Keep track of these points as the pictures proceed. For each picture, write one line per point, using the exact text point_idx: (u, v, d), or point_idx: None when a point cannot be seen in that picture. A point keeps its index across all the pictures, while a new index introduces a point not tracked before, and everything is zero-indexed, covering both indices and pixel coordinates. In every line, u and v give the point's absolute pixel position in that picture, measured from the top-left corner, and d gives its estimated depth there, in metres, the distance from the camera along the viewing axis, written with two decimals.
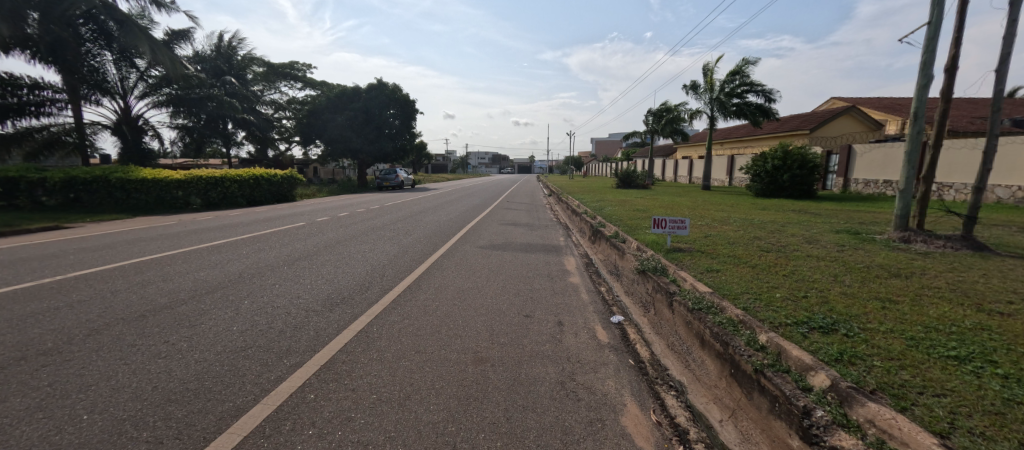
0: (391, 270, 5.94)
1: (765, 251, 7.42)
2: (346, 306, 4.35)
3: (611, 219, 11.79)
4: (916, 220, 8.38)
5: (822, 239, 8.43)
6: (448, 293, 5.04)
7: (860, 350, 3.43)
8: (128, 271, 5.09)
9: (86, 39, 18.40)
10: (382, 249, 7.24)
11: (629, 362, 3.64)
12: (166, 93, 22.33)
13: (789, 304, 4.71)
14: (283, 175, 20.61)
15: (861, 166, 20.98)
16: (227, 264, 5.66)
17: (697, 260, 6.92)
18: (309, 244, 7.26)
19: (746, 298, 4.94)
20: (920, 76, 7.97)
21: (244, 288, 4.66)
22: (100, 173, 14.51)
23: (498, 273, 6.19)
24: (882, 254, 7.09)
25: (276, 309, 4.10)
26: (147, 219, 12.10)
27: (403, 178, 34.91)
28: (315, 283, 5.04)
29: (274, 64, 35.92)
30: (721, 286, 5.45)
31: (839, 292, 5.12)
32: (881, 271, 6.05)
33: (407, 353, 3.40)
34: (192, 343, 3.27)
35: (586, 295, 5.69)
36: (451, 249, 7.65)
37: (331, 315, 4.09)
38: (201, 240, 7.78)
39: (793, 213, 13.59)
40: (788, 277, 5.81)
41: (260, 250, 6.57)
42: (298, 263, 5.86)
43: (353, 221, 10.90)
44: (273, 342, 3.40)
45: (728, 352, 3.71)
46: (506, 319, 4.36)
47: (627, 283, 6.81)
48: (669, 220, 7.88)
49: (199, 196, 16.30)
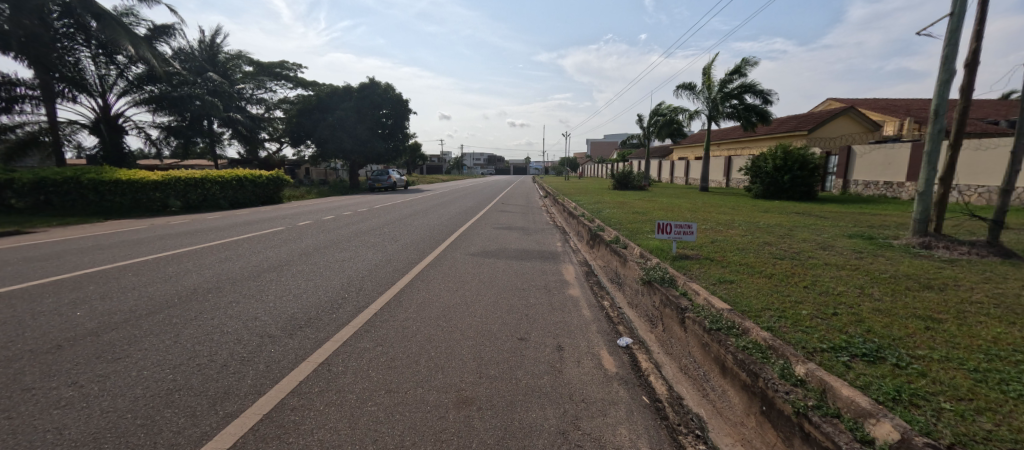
0: (369, 283, 5.30)
1: (778, 259, 6.88)
2: (309, 329, 3.72)
3: (610, 222, 11.23)
4: (935, 224, 7.85)
5: (836, 245, 7.91)
6: (432, 311, 4.43)
7: (921, 388, 2.85)
8: (64, 288, 4.44)
9: (61, 34, 17.59)
10: (363, 258, 6.60)
11: (644, 402, 3.05)
12: (147, 91, 21.54)
13: (818, 323, 4.14)
14: (269, 176, 19.80)
15: (860, 167, 20.61)
16: (183, 278, 4.98)
17: (707, 268, 6.38)
18: (283, 252, 6.63)
19: (769, 316, 4.37)
20: (941, 71, 7.48)
21: (194, 308, 4.02)
22: (72, 174, 13.71)
23: (490, 286, 5.58)
24: (906, 262, 6.55)
25: (224, 336, 3.46)
26: (118, 222, 11.41)
27: (395, 179, 34.20)
28: (279, 300, 4.39)
29: (263, 64, 35.27)
30: (738, 301, 4.86)
31: (872, 308, 4.54)
32: (910, 283, 5.50)
33: (374, 394, 2.77)
34: (106, 386, 2.65)
35: (587, 311, 5.09)
36: (439, 257, 7.08)
37: (290, 342, 3.45)
38: (165, 247, 7.10)
39: (798, 216, 13.12)
40: (810, 289, 5.25)
41: (225, 260, 5.90)
42: (265, 276, 5.23)
43: (338, 225, 10.26)
44: (210, 381, 2.77)
45: (758, 386, 3.13)
46: (497, 344, 3.75)
47: (630, 294, 6.22)
48: (674, 225, 7.33)
49: (178, 198, 15.53)
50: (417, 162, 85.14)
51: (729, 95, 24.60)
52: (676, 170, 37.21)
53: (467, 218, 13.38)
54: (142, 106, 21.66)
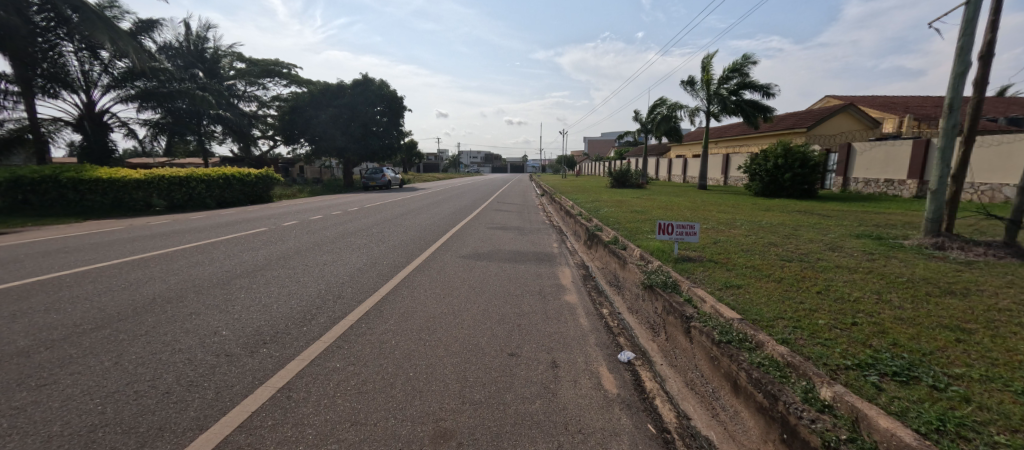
0: (349, 289, 4.91)
1: (786, 261, 6.52)
2: (273, 346, 3.32)
3: (608, 222, 10.88)
4: (947, 223, 7.50)
5: (845, 246, 7.56)
6: (414, 323, 4.04)
7: (969, 417, 2.48)
8: (7, 298, 4.03)
9: (41, 28, 17.08)
10: (347, 262, 6.20)
11: (650, 431, 2.66)
12: (134, 87, 21.04)
13: (839, 334, 3.77)
14: (259, 174, 19.30)
15: (860, 165, 20.35)
16: (144, 286, 4.57)
17: (711, 272, 6.00)
18: (261, 255, 6.21)
19: (782, 326, 3.99)
20: (955, 63, 7.14)
21: (146, 321, 3.62)
22: (50, 173, 13.32)
23: (480, 292, 5.19)
24: (921, 264, 6.19)
25: (174, 355, 3.07)
26: (97, 223, 10.98)
27: (390, 178, 33.76)
28: (245, 312, 3.98)
29: (257, 61, 34.71)
30: (748, 309, 4.46)
31: (893, 317, 4.18)
32: (928, 288, 5.15)
33: (337, 428, 2.37)
34: (17, 422, 2.25)
35: (585, 321, 4.70)
36: (427, 260, 6.69)
37: (249, 362, 3.06)
38: (136, 250, 6.67)
39: (801, 214, 12.78)
40: (824, 295, 4.89)
41: (195, 265, 5.48)
42: (236, 282, 4.84)
43: (325, 225, 9.84)
44: (144, 415, 2.36)
45: (778, 410, 2.75)
46: (485, 361, 3.37)
47: (630, 299, 5.85)
48: (676, 225, 6.97)
49: (163, 197, 15.02)
50: (413, 160, 84.56)
51: (729, 91, 24.24)
52: (674, 168, 36.92)
53: (460, 218, 13.00)
54: (129, 103, 21.17)
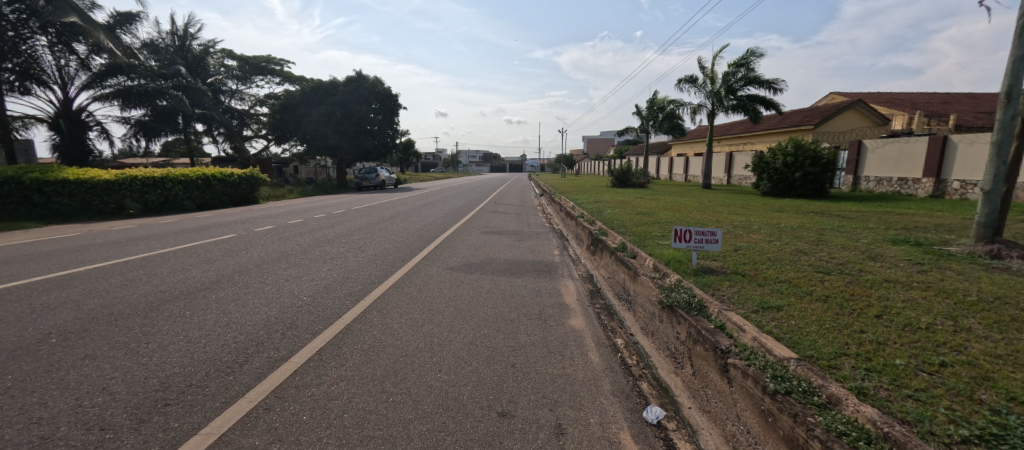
0: (305, 318, 3.97)
1: (825, 273, 5.61)
2: (173, 412, 2.42)
3: (613, 224, 10.04)
4: (1002, 227, 6.60)
5: (886, 254, 6.62)
6: (377, 366, 3.15)
7: None
8: None
9: (11, 21, 16.21)
10: (313, 277, 5.33)
11: None
12: (113, 84, 20.10)
13: (931, 382, 2.89)
14: (243, 175, 18.36)
15: (872, 163, 19.45)
16: (46, 315, 3.65)
17: (741, 288, 5.12)
18: (212, 271, 5.29)
19: (850, 368, 3.12)
20: (1015, 47, 6.34)
21: (15, 373, 2.71)
22: (13, 173, 12.31)
23: (468, 317, 4.29)
24: (984, 278, 5.29)
25: (23, 433, 2.17)
26: (56, 227, 10.09)
27: (384, 178, 32.83)
28: (158, 354, 3.07)
29: (248, 58, 33.86)
30: (799, 342, 3.58)
31: (988, 354, 3.28)
32: (1008, 310, 4.24)
33: None
34: None
35: (597, 356, 3.81)
36: (409, 273, 5.84)
37: (128, 441, 2.15)
38: (73, 262, 5.78)
39: (820, 216, 11.89)
40: (887, 322, 3.97)
41: (126, 285, 4.56)
42: (169, 307, 3.97)
43: (304, 230, 8.99)
44: None
45: None
46: (467, 428, 2.47)
47: (644, 319, 4.96)
48: (694, 231, 6.08)
49: (136, 199, 14.06)
50: (409, 158, 83.20)
51: (734, 87, 23.32)
52: (675, 168, 36.10)
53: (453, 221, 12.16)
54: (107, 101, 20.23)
